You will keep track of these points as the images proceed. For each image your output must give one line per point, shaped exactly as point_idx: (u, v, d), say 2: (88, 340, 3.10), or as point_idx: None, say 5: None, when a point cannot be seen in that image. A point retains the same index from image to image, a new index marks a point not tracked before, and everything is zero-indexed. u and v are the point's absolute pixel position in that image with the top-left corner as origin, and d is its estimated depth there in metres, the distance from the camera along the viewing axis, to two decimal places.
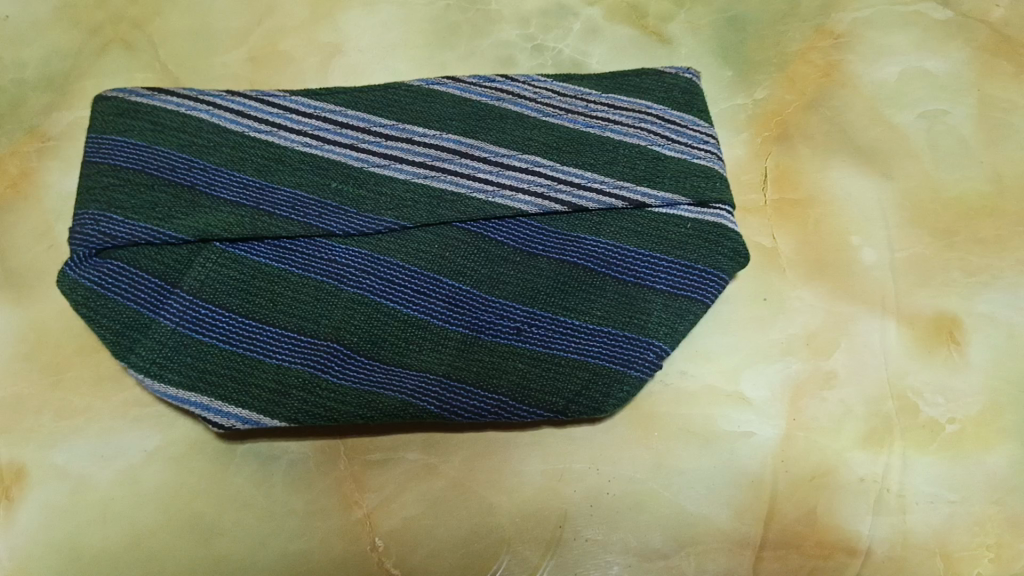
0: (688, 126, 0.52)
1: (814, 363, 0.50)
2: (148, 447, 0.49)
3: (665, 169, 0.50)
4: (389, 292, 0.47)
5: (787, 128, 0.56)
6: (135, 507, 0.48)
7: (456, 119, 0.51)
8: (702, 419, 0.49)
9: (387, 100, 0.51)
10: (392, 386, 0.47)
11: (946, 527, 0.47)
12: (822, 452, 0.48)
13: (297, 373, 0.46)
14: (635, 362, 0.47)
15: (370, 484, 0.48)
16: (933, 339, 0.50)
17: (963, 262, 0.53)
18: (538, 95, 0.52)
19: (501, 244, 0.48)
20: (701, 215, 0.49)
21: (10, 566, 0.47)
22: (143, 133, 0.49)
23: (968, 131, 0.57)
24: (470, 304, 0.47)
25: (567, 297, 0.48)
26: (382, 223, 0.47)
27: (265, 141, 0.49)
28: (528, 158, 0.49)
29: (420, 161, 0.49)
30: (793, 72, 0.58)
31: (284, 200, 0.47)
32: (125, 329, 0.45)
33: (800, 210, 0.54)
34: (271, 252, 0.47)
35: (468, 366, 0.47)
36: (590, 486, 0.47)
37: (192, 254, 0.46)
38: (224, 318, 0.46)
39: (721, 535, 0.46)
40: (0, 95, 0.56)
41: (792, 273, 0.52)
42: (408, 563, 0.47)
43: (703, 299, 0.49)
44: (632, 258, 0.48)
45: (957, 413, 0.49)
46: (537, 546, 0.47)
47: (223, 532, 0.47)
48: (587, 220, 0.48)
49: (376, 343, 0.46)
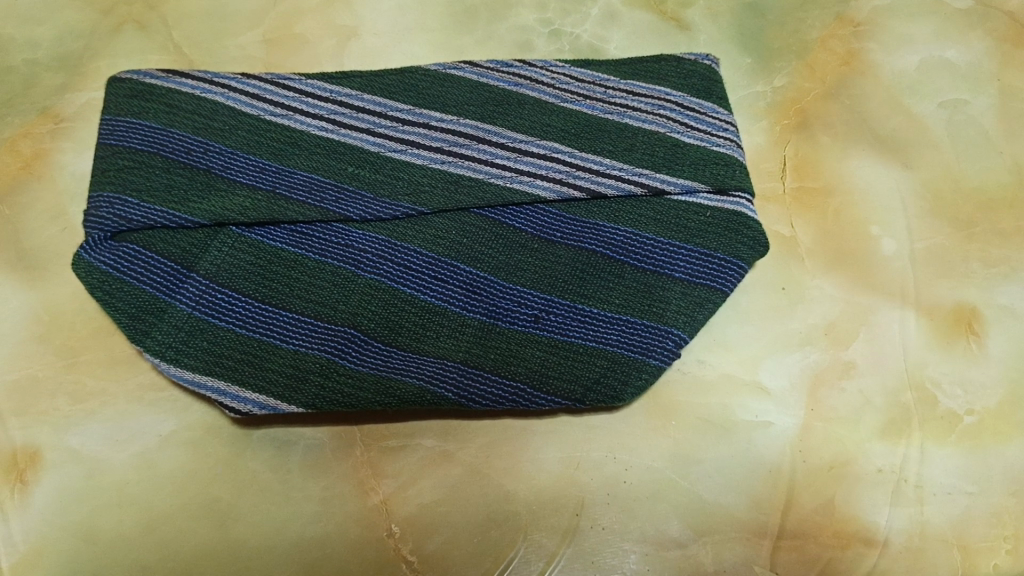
0: (708, 113, 0.50)
1: (833, 353, 0.50)
2: (163, 431, 0.48)
3: (684, 155, 0.48)
4: (405, 277, 0.45)
5: (806, 116, 0.56)
6: (151, 491, 0.46)
7: (474, 104, 0.49)
8: (720, 408, 0.49)
9: (403, 84, 0.49)
10: (410, 372, 0.45)
11: (963, 518, 0.48)
12: (841, 443, 0.48)
13: (314, 359, 0.44)
14: (654, 350, 0.46)
15: (386, 470, 0.47)
16: (952, 331, 0.51)
17: (983, 254, 0.53)
18: (556, 81, 0.50)
19: (520, 230, 0.46)
20: (721, 203, 0.47)
21: (23, 550, 0.45)
22: (159, 115, 0.47)
23: (988, 120, 0.57)
24: (490, 290, 0.45)
25: (586, 285, 0.46)
26: (400, 209, 0.45)
27: (281, 125, 0.47)
28: (546, 144, 0.47)
29: (438, 147, 0.47)
30: (813, 59, 0.58)
31: (300, 183, 0.45)
32: (141, 314, 0.44)
33: (821, 199, 0.54)
34: (287, 236, 0.45)
35: (489, 353, 0.45)
36: (607, 475, 0.48)
37: (208, 237, 0.44)
38: (241, 302, 0.44)
39: (737, 524, 0.47)
40: (13, 76, 0.56)
41: (811, 262, 0.52)
42: (425, 550, 0.46)
43: (723, 287, 0.47)
44: (651, 246, 0.46)
45: (976, 404, 0.50)
46: (553, 534, 0.46)
47: (240, 517, 0.46)
48: (606, 207, 0.46)
49: (393, 329, 0.45)
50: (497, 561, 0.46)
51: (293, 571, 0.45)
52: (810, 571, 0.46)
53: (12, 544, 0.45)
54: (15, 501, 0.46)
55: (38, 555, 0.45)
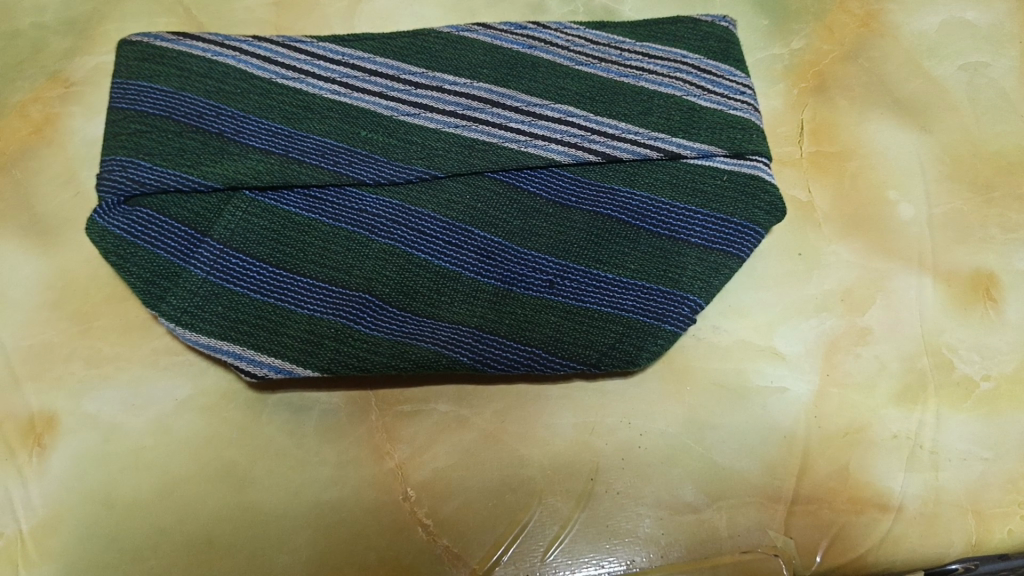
0: (725, 76, 0.49)
1: (849, 319, 0.50)
2: (179, 396, 0.48)
3: (701, 119, 0.47)
4: (419, 242, 0.44)
5: (824, 80, 0.55)
6: (169, 454, 0.47)
7: (487, 67, 0.48)
8: (737, 374, 0.49)
9: (416, 47, 0.48)
10: (426, 338, 0.45)
11: (979, 484, 0.48)
12: (856, 408, 0.48)
13: (329, 323, 0.44)
14: (670, 315, 0.45)
15: (401, 435, 0.47)
16: (969, 297, 0.51)
17: (1001, 219, 0.53)
18: (571, 43, 0.50)
19: (535, 195, 0.45)
20: (738, 167, 0.47)
21: (42, 514, 0.45)
22: (169, 79, 0.47)
23: (1008, 83, 0.56)
24: (504, 256, 0.45)
25: (602, 250, 0.46)
26: (413, 172, 0.44)
27: (293, 89, 0.46)
28: (561, 108, 0.47)
29: (451, 110, 0.46)
30: (830, 20, 0.57)
31: (313, 147, 0.45)
32: (156, 278, 0.43)
33: (838, 163, 0.53)
34: (300, 201, 0.44)
35: (504, 318, 0.45)
36: (621, 441, 0.48)
37: (222, 202, 0.44)
38: (255, 267, 0.44)
39: (751, 489, 0.47)
40: (20, 40, 0.55)
41: (828, 227, 0.52)
42: (440, 514, 0.46)
43: (739, 253, 0.46)
44: (666, 210, 0.46)
45: (992, 370, 0.49)
46: (568, 498, 0.47)
47: (256, 481, 0.46)
48: (622, 171, 0.46)
49: (408, 294, 0.44)
50: (511, 525, 0.46)
51: (310, 534, 0.45)
52: (824, 536, 0.46)
53: (30, 508, 0.45)
54: (34, 465, 0.46)
55: (56, 520, 0.45)
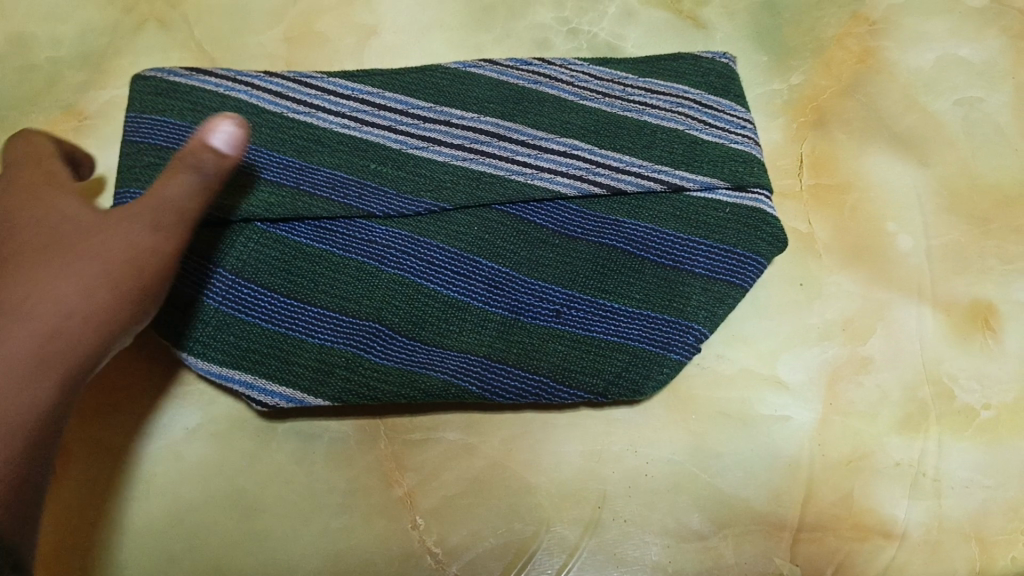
0: (726, 111, 0.50)
1: (851, 347, 0.51)
2: (189, 424, 0.48)
3: (703, 152, 0.48)
4: (428, 272, 0.45)
5: (823, 114, 0.57)
6: (179, 482, 0.47)
7: (494, 101, 0.49)
8: (741, 403, 0.50)
9: (423, 81, 0.49)
10: (434, 367, 0.45)
11: (981, 512, 0.48)
12: (859, 436, 0.49)
13: (340, 352, 0.45)
14: (675, 344, 0.46)
15: (409, 462, 0.48)
16: (968, 326, 0.52)
17: (998, 250, 0.54)
18: (575, 78, 0.51)
19: (541, 226, 0.46)
20: (739, 200, 0.48)
21: (47, 543, 0.45)
22: (183, 112, 0.48)
23: (1004, 119, 0.57)
24: (512, 285, 0.46)
25: (608, 280, 0.46)
26: (421, 205, 0.45)
27: (304, 123, 0.47)
28: (566, 141, 0.48)
29: (459, 144, 0.47)
30: (830, 56, 0.58)
31: (324, 179, 0.45)
32: (168, 306, 0.44)
33: (837, 196, 0.54)
34: (311, 232, 0.45)
35: (511, 347, 0.45)
36: (628, 469, 0.48)
37: (235, 233, 0.44)
38: (267, 297, 0.45)
39: (757, 517, 0.48)
40: (35, 73, 0.56)
41: (829, 258, 0.53)
42: (448, 542, 0.46)
43: (743, 283, 0.47)
44: (671, 242, 0.47)
45: (992, 399, 0.50)
46: (575, 526, 0.47)
47: (266, 509, 0.47)
48: (627, 203, 0.47)
49: (417, 323, 0.45)
50: (519, 553, 0.46)
51: (320, 561, 0.46)
52: (829, 564, 0.47)
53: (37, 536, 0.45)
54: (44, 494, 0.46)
55: (64, 548, 0.45)
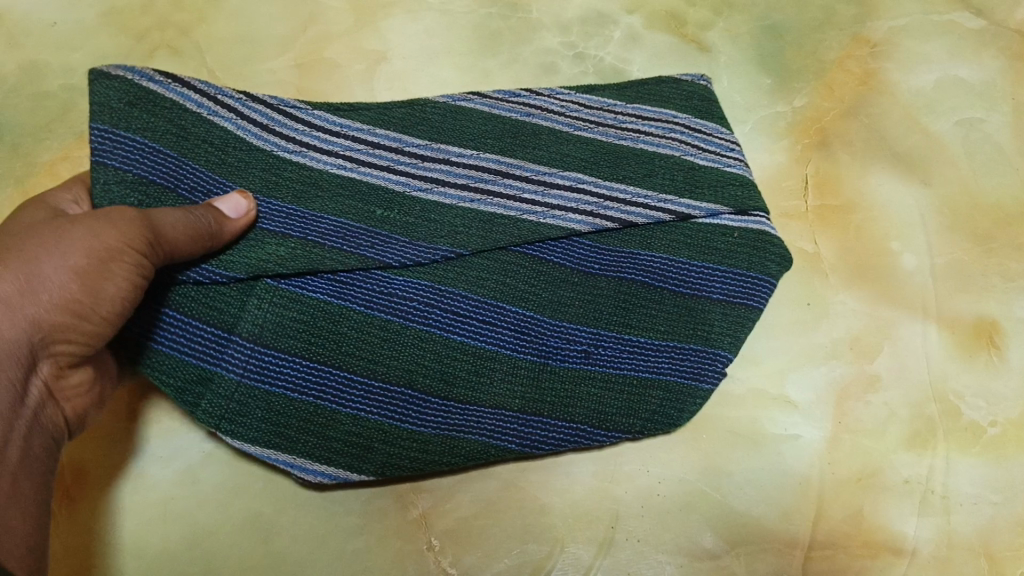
0: (715, 134, 0.53)
1: (859, 366, 0.52)
2: (205, 446, 0.49)
3: (703, 177, 0.50)
4: (455, 324, 0.45)
5: (826, 136, 0.58)
6: (195, 506, 0.47)
7: (490, 137, 0.50)
8: (751, 422, 0.50)
9: (415, 117, 0.50)
10: (473, 429, 0.45)
11: (989, 527, 0.49)
12: (868, 454, 0.50)
13: (376, 424, 0.44)
14: (704, 373, 0.48)
15: (424, 484, 0.48)
16: (972, 344, 0.52)
17: (1001, 268, 0.55)
18: (566, 109, 0.52)
19: (559, 266, 0.47)
20: (744, 223, 0.50)
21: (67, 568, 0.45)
22: (167, 139, 0.44)
23: (1003, 138, 0.58)
24: (539, 331, 0.46)
25: (630, 314, 0.47)
26: (438, 252, 0.45)
27: (298, 163, 0.46)
28: (570, 175, 0.49)
29: (463, 184, 0.47)
30: (830, 79, 0.60)
31: (331, 229, 0.45)
32: (186, 385, 0.42)
33: (842, 216, 0.55)
34: (327, 286, 0.44)
35: (545, 398, 0.46)
36: (640, 488, 0.49)
37: (245, 292, 0.42)
38: (290, 363, 0.43)
39: (769, 535, 0.48)
40: (49, 100, 0.57)
41: (835, 278, 0.54)
42: (463, 562, 0.47)
43: (758, 304, 0.49)
44: (687, 270, 0.48)
45: (998, 415, 0.51)
46: (589, 545, 0.47)
47: (283, 531, 0.47)
48: (637, 235, 0.48)
49: (449, 381, 0.45)
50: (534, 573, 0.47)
51: None
52: None
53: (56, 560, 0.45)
54: (62, 517, 0.46)
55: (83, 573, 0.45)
